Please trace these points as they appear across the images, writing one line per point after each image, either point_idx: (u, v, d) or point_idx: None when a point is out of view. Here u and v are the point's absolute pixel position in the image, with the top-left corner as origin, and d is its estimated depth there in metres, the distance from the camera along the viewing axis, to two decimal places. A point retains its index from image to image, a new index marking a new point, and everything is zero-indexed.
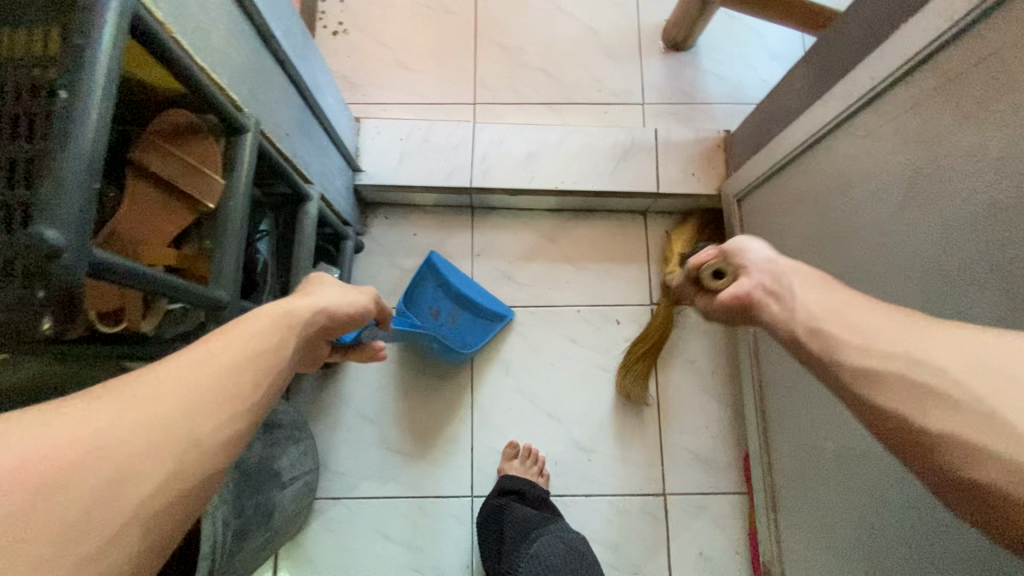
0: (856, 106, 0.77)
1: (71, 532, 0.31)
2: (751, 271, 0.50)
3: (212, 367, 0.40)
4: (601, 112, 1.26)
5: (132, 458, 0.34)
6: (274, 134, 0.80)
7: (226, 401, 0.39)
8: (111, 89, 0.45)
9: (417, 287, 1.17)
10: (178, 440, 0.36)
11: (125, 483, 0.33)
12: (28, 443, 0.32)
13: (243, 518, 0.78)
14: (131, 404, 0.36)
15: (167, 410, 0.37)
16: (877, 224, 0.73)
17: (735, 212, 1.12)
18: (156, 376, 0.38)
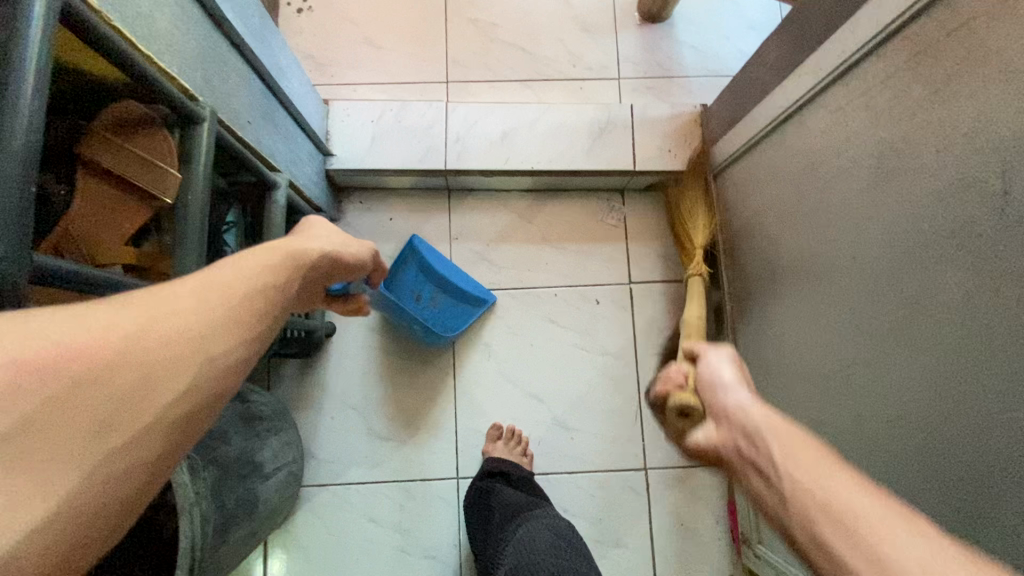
0: (829, 80, 0.76)
1: (86, 442, 0.31)
2: (723, 415, 0.48)
3: (218, 294, 0.39)
4: (576, 88, 1.23)
5: (147, 374, 0.33)
6: (233, 122, 0.77)
7: (233, 329, 0.38)
8: (42, 86, 0.43)
9: (400, 269, 1.16)
10: (192, 361, 0.35)
11: (142, 396, 0.33)
12: (41, 339, 0.31)
13: (224, 511, 0.77)
14: (144, 317, 0.35)
15: (179, 330, 0.36)
16: (849, 200, 0.73)
17: (712, 188, 1.12)
18: (169, 294, 0.37)
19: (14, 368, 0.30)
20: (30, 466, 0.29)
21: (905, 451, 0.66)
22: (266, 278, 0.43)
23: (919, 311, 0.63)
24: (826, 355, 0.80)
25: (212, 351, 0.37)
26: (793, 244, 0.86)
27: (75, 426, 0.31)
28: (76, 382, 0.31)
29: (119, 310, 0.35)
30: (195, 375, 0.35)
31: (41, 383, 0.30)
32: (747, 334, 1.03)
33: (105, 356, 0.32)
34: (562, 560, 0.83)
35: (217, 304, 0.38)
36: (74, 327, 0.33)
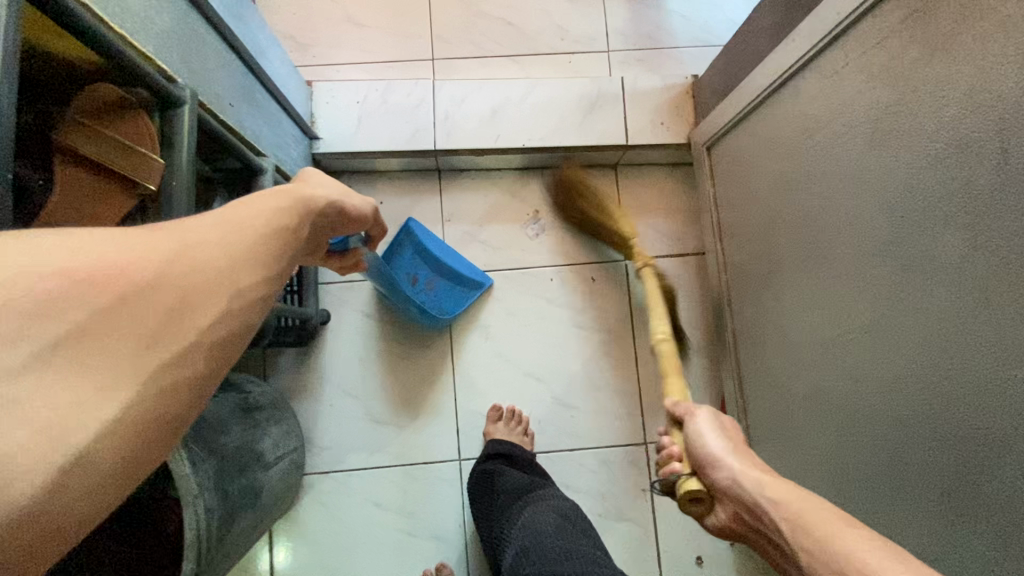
0: (823, 43, 0.75)
1: (132, 359, 0.34)
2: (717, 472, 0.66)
3: (233, 233, 0.41)
4: (565, 63, 1.21)
5: (183, 299, 0.36)
6: (214, 105, 0.74)
7: (252, 267, 0.41)
8: (10, 67, 0.41)
9: (395, 253, 1.14)
10: (220, 292, 0.38)
11: (180, 314, 0.36)
12: (67, 258, 0.33)
13: (230, 502, 0.76)
14: (176, 246, 0.38)
15: (207, 261, 0.38)
16: (845, 165, 0.73)
17: (705, 160, 1.11)
18: (192, 229, 0.40)
19: (63, 282, 0.32)
20: (79, 370, 0.31)
21: (901, 412, 0.67)
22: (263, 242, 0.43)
23: (916, 273, 0.63)
24: (822, 322, 0.81)
25: (225, 296, 0.39)
26: (788, 215, 0.86)
27: (120, 344, 0.33)
28: (124, 297, 0.34)
29: (151, 238, 0.37)
30: (224, 302, 0.38)
31: (92, 296, 0.33)
32: (742, 306, 1.03)
33: (145, 277, 0.35)
34: (567, 541, 0.82)
35: (235, 241, 0.41)
36: (116, 250, 0.35)
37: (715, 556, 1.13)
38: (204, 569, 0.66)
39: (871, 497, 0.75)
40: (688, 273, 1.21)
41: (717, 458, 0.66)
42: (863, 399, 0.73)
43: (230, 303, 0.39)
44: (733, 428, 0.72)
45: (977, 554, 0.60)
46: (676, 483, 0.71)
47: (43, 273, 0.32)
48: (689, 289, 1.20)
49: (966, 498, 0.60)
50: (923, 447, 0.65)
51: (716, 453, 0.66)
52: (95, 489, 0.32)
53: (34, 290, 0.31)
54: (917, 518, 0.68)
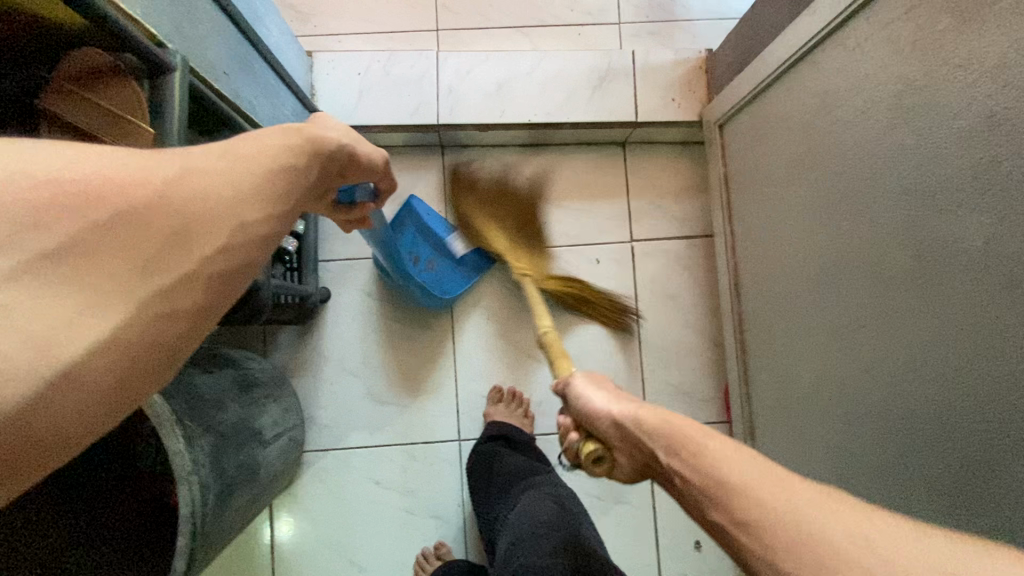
0: (846, 14, 0.71)
1: (129, 280, 0.32)
2: (602, 416, 0.60)
3: (241, 167, 0.39)
4: (574, 35, 1.16)
5: (186, 224, 0.35)
6: (207, 72, 0.71)
7: (259, 200, 0.39)
8: None
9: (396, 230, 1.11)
10: (225, 222, 0.37)
11: (177, 249, 0.34)
12: (61, 168, 0.32)
13: (229, 478, 0.75)
14: (184, 174, 0.36)
15: (213, 185, 0.37)
16: (865, 144, 0.69)
17: (717, 138, 1.07)
18: (198, 157, 0.38)
19: (59, 194, 0.31)
20: (69, 291, 0.30)
21: (912, 402, 0.65)
22: (260, 189, 0.39)
23: (936, 259, 0.60)
24: (832, 307, 0.78)
25: (224, 236, 0.36)
26: (803, 196, 0.83)
27: (119, 262, 0.32)
28: (120, 216, 0.32)
29: (158, 162, 0.36)
30: (229, 233, 0.37)
31: (88, 211, 0.31)
32: (752, 290, 1.00)
33: (145, 197, 0.33)
34: (564, 531, 0.81)
35: (241, 171, 0.39)
36: (117, 168, 0.34)
37: (714, 540, 1.13)
38: (200, 548, 0.66)
39: (877, 487, 0.74)
40: (696, 255, 1.18)
41: (611, 414, 0.59)
42: (875, 386, 0.71)
43: (234, 235, 0.37)
44: (605, 379, 0.67)
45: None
46: (579, 452, 0.63)
47: (39, 181, 0.30)
48: (698, 271, 1.17)
49: (974, 490, 0.59)
50: (934, 438, 0.63)
51: (603, 408, 0.60)
52: (84, 408, 0.31)
53: (26, 198, 0.30)
54: (922, 511, 0.66)
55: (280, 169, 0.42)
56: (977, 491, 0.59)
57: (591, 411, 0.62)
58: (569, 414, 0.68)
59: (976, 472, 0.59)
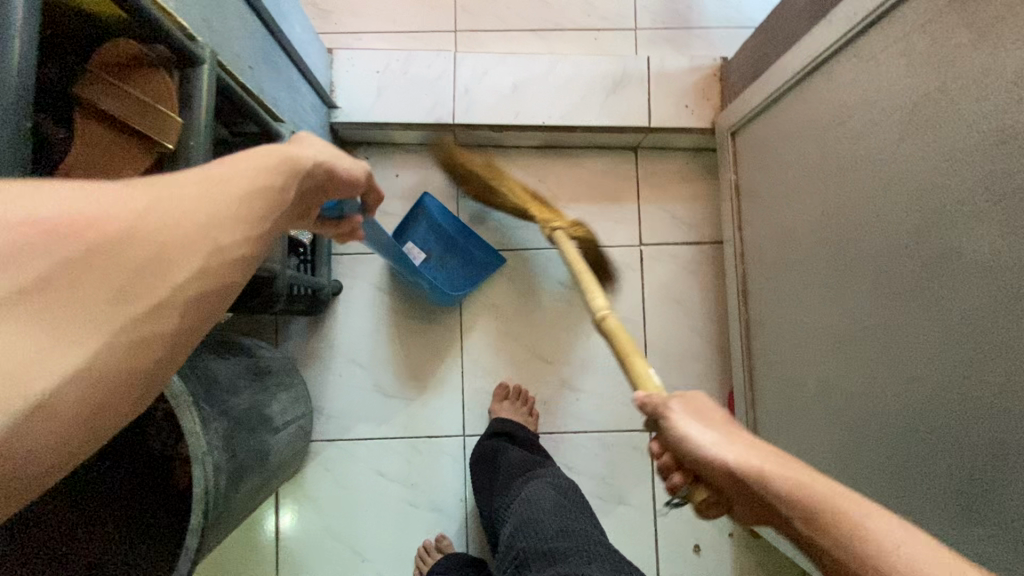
0: (862, 26, 0.72)
1: (105, 310, 0.33)
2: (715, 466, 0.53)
3: (214, 191, 0.40)
4: (590, 39, 1.18)
5: (159, 253, 0.35)
6: (234, 67, 0.74)
7: (235, 222, 0.40)
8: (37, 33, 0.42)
9: (409, 227, 1.16)
10: (202, 246, 0.37)
11: (152, 275, 0.35)
12: (29, 203, 0.32)
13: (240, 461, 0.77)
14: (154, 205, 0.36)
15: (185, 212, 0.37)
16: (877, 154, 0.70)
17: (729, 146, 1.07)
18: (171, 183, 0.38)
19: (36, 231, 0.31)
20: (40, 324, 0.30)
21: (916, 411, 0.66)
22: (240, 209, 0.40)
23: (944, 271, 0.61)
24: (840, 315, 0.79)
25: (199, 260, 0.37)
26: (814, 204, 0.83)
27: (98, 291, 0.32)
28: (89, 249, 0.32)
29: (126, 190, 0.36)
30: (206, 257, 0.37)
31: (55, 245, 0.31)
32: (760, 297, 1.01)
33: (117, 228, 0.34)
34: (568, 516, 0.83)
35: (216, 196, 0.39)
36: (81, 200, 0.34)
37: (713, 545, 1.13)
38: (212, 527, 0.67)
39: (878, 494, 0.74)
40: (705, 261, 1.18)
41: (724, 461, 0.53)
42: (880, 394, 0.72)
43: (210, 258, 0.38)
44: (705, 400, 0.59)
45: (983, 557, 0.60)
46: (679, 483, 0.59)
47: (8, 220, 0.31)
48: (706, 277, 1.18)
49: (976, 500, 0.60)
50: (938, 448, 0.64)
51: (713, 455, 0.53)
52: (62, 435, 0.31)
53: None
54: (923, 519, 0.67)
55: (258, 192, 0.42)
56: (978, 500, 0.59)
57: (698, 457, 0.54)
58: (661, 443, 0.60)
59: (979, 481, 0.59)
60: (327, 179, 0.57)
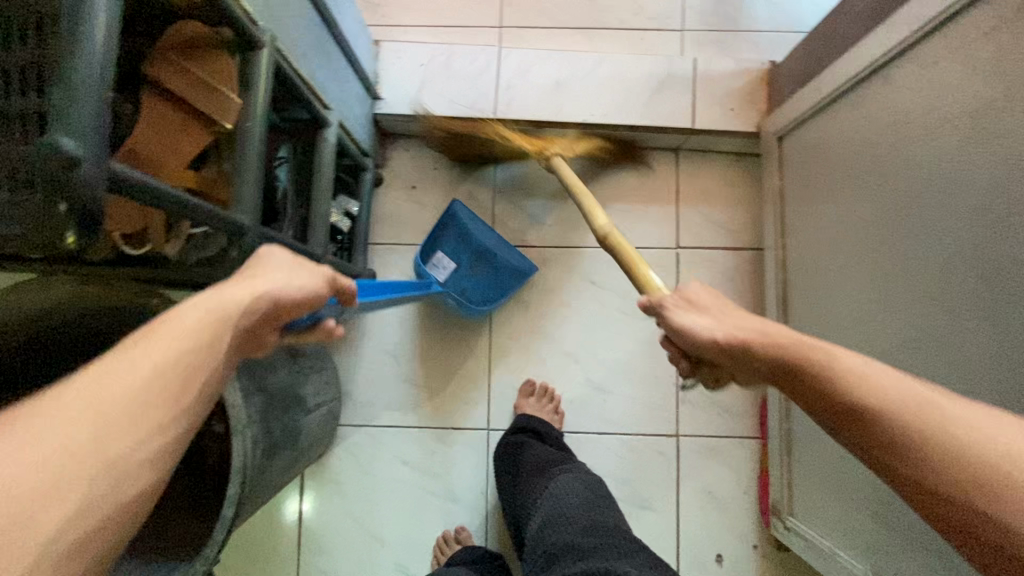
0: (924, 31, 0.70)
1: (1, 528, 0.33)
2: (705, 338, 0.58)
3: (129, 379, 0.40)
4: (636, 39, 1.17)
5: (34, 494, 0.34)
6: (290, 52, 0.75)
7: (136, 422, 0.39)
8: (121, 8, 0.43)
9: (440, 237, 1.14)
10: (89, 466, 0.36)
11: (59, 482, 0.35)
12: None
13: (274, 438, 0.79)
14: (32, 438, 0.35)
15: (71, 427, 0.37)
16: (933, 163, 0.68)
17: (774, 151, 1.06)
18: (60, 402, 0.37)
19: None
20: None
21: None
22: (160, 378, 0.41)
23: (1002, 285, 0.59)
24: (884, 327, 0.77)
25: (111, 449, 0.37)
26: (863, 212, 0.81)
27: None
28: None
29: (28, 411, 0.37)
30: (96, 473, 0.36)
31: None
32: (800, 306, 0.99)
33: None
34: (594, 512, 0.83)
35: (130, 376, 0.40)
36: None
37: (736, 556, 1.11)
38: (246, 499, 0.69)
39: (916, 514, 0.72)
40: (742, 267, 1.16)
41: (712, 335, 0.57)
42: None
43: (103, 473, 0.37)
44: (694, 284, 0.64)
45: None
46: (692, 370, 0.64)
47: None
48: (743, 283, 1.16)
49: None
50: None
51: (702, 331, 0.58)
52: None
53: None
54: None
55: (167, 370, 0.41)
56: None
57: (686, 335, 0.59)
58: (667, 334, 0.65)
59: None
60: (276, 309, 0.50)
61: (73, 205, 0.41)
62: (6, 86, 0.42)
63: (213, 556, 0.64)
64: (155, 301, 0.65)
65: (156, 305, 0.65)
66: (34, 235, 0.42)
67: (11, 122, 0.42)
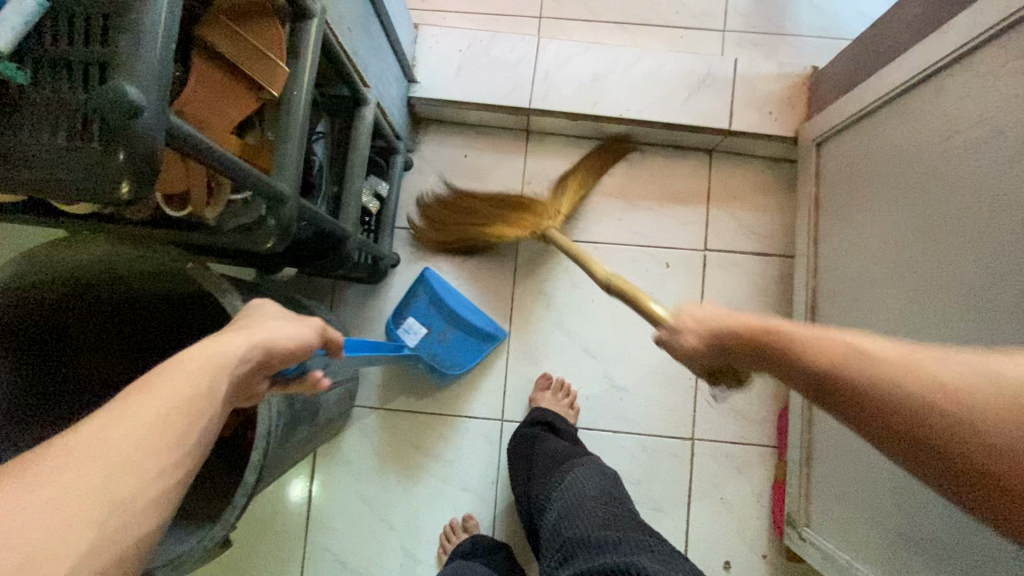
0: (979, 40, 0.69)
1: None
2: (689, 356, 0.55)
3: (124, 433, 0.36)
4: (676, 37, 1.16)
5: (28, 555, 0.30)
6: (337, 27, 0.75)
7: (133, 471, 0.35)
8: None
9: (410, 301, 1.12)
10: (86, 522, 0.32)
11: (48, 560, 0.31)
12: None
13: (295, 411, 0.78)
14: (18, 501, 0.31)
15: (65, 482, 0.33)
16: (981, 175, 0.67)
17: (812, 157, 1.04)
18: (51, 459, 0.34)
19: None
20: None
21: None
22: (161, 431, 0.37)
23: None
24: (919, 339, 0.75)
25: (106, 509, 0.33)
26: (905, 222, 0.80)
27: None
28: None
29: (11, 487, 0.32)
30: (95, 532, 0.32)
31: None
32: (830, 315, 0.98)
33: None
34: (610, 505, 0.82)
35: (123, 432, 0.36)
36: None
37: (744, 564, 1.10)
38: (266, 469, 0.69)
39: (938, 530, 0.71)
40: (771, 273, 1.15)
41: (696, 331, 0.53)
42: None
43: (101, 526, 0.33)
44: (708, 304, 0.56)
45: None
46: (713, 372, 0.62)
47: None
48: (769, 290, 1.14)
49: None
50: None
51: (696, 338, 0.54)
52: None
53: None
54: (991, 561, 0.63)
55: (164, 416, 0.37)
56: None
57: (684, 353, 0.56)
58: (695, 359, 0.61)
59: None
60: (268, 358, 0.48)
61: (132, 154, 0.41)
62: (70, 33, 0.42)
63: (232, 522, 0.64)
64: (191, 264, 0.65)
65: (193, 267, 0.65)
66: (89, 184, 0.43)
67: (74, 68, 0.43)
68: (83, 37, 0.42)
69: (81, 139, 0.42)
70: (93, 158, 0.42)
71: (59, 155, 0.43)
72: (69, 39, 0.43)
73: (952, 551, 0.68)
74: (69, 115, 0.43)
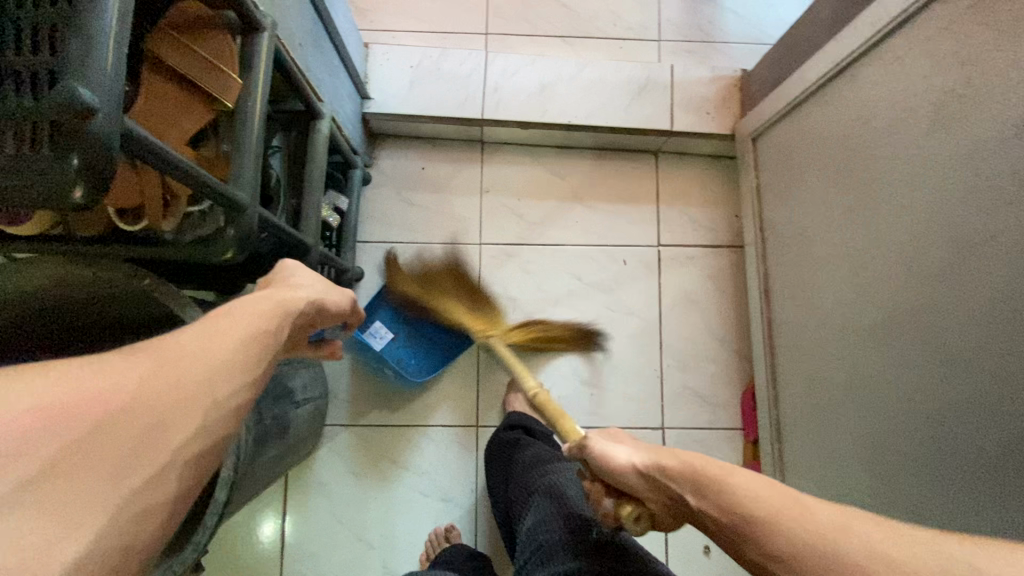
0: (886, 30, 0.77)
1: (130, 451, 0.33)
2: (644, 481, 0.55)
3: (223, 338, 0.41)
4: (615, 48, 1.23)
5: (159, 420, 0.34)
6: (288, 41, 0.76)
7: (235, 371, 0.39)
8: None
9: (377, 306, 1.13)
10: (200, 404, 0.37)
11: (164, 432, 0.35)
12: (49, 388, 0.33)
13: (264, 428, 0.76)
14: (139, 374, 0.36)
15: (185, 364, 0.37)
16: (900, 151, 0.74)
17: (750, 151, 1.12)
18: (168, 348, 0.38)
19: (37, 416, 0.31)
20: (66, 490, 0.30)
21: (955, 393, 0.68)
22: (245, 351, 0.41)
23: (979, 249, 0.64)
24: (869, 307, 0.81)
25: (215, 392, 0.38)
26: (840, 200, 0.86)
27: (99, 466, 0.32)
28: (94, 428, 0.32)
29: (135, 363, 0.36)
30: (203, 417, 0.37)
31: (75, 416, 0.32)
32: (782, 294, 1.04)
33: (112, 407, 0.33)
34: (586, 511, 0.82)
35: (226, 339, 0.41)
36: (90, 380, 0.34)
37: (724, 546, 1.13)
38: (236, 486, 0.67)
39: (909, 482, 0.76)
40: (723, 263, 1.21)
41: (634, 464, 0.56)
42: (910, 380, 0.74)
43: (210, 414, 0.37)
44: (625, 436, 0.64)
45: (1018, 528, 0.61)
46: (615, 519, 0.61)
47: (17, 411, 0.31)
48: (725, 278, 1.21)
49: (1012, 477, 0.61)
50: (972, 424, 0.66)
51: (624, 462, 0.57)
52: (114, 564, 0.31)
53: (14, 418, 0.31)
54: (955, 497, 0.69)
55: (246, 345, 0.42)
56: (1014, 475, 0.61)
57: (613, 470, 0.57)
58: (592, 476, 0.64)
59: (1010, 451, 0.61)
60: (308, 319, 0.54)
61: (85, 157, 0.42)
62: (19, 43, 0.42)
63: (204, 542, 0.62)
64: (146, 280, 0.63)
65: (148, 284, 0.63)
66: (39, 188, 0.42)
67: (21, 76, 0.42)
68: (26, 45, 0.42)
69: (28, 147, 0.42)
70: (44, 163, 0.42)
71: (9, 163, 0.42)
72: (17, 47, 0.42)
73: (922, 495, 0.74)
74: (16, 124, 0.42)
